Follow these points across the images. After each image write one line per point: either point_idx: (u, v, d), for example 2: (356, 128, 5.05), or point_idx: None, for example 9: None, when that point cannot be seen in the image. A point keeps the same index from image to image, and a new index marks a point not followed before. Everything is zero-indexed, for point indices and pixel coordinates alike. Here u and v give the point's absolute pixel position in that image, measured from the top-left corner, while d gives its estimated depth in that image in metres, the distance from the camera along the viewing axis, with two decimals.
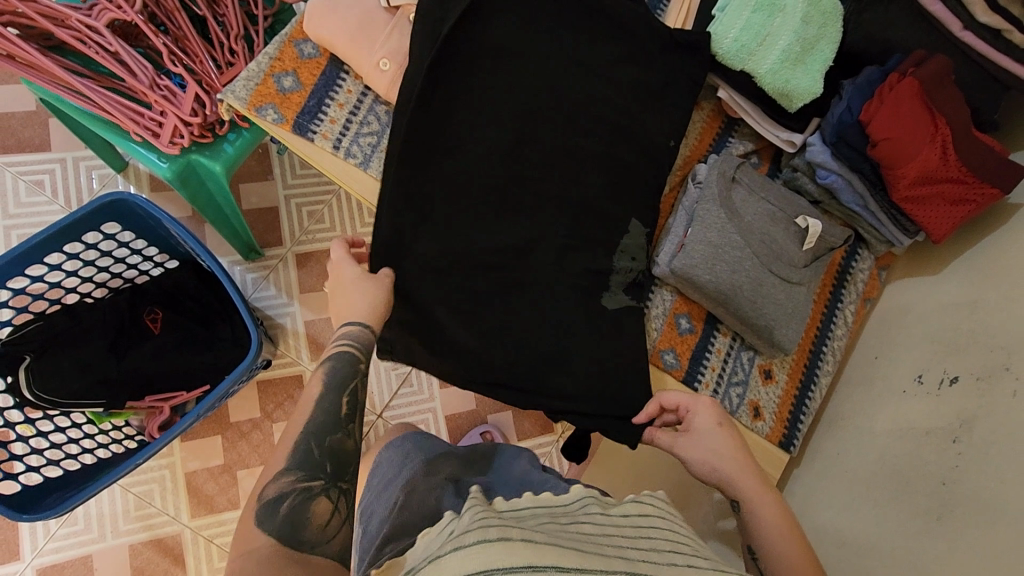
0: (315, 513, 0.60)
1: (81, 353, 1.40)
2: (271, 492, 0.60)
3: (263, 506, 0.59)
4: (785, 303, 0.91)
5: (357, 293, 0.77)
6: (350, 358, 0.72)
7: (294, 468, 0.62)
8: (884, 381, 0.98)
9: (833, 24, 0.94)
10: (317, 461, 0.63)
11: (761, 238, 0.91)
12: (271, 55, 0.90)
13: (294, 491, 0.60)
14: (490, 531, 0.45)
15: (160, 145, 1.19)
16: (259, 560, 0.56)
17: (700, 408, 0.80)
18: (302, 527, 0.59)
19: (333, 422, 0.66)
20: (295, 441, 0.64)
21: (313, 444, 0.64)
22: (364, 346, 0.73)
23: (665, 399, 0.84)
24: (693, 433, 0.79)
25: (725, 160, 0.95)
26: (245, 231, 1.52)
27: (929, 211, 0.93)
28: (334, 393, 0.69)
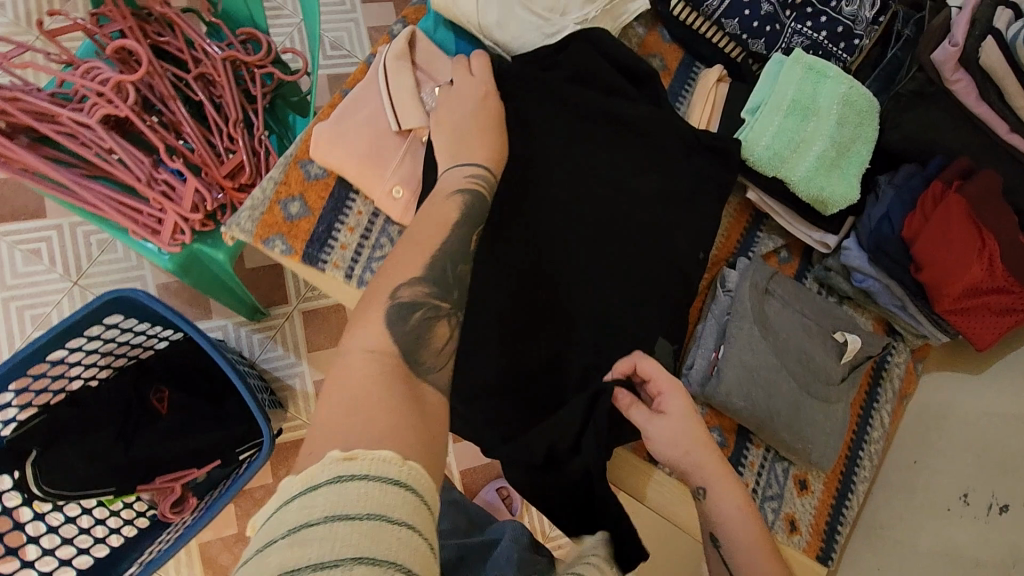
0: (435, 333, 0.61)
1: (88, 444, 1.33)
2: (408, 294, 0.61)
3: (395, 308, 0.60)
4: (823, 423, 0.87)
5: (476, 134, 0.78)
6: (473, 190, 0.74)
7: (424, 280, 0.64)
8: (925, 491, 0.94)
9: (869, 123, 0.88)
10: (448, 284, 0.66)
11: (798, 355, 0.87)
12: (275, 180, 0.85)
13: (426, 305, 0.62)
14: None
15: (162, 243, 1.15)
16: (378, 362, 0.56)
17: (673, 392, 0.75)
18: (423, 346, 0.59)
19: (461, 248, 0.69)
20: (428, 265, 0.65)
21: (448, 264, 0.66)
22: (486, 183, 0.76)
23: (641, 364, 0.75)
24: (668, 416, 0.74)
25: (757, 269, 0.90)
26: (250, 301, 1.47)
27: (973, 323, 0.88)
28: (448, 258, 0.67)
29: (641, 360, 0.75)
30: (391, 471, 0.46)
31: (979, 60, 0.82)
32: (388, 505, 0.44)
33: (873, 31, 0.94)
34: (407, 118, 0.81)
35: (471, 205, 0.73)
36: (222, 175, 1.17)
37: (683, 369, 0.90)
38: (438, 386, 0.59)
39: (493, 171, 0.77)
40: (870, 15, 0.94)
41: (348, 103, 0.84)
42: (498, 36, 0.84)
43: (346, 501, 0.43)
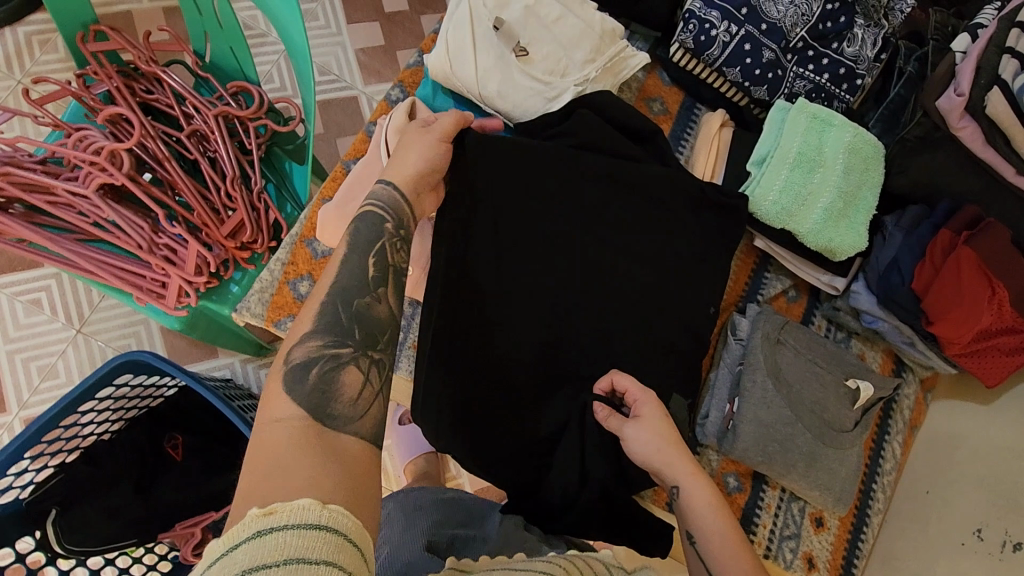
0: (344, 384, 0.56)
1: (106, 500, 1.32)
2: (301, 354, 0.56)
3: (292, 368, 0.55)
4: (839, 470, 0.88)
5: (407, 150, 0.73)
6: (383, 213, 0.68)
7: (323, 331, 0.58)
8: (940, 524, 0.96)
9: (875, 168, 0.89)
10: (347, 327, 0.60)
11: (812, 406, 0.88)
12: (284, 260, 0.85)
13: (323, 356, 0.57)
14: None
15: (167, 307, 1.14)
16: (288, 428, 0.52)
17: (647, 399, 0.77)
18: (332, 393, 0.55)
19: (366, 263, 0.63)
20: (322, 313, 0.59)
21: (341, 305, 0.60)
22: (402, 201, 0.69)
23: (617, 379, 0.80)
24: (641, 420, 0.76)
25: (769, 319, 0.91)
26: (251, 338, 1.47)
27: (984, 364, 0.89)
28: (356, 294, 0.62)
29: (617, 375, 0.80)
30: (311, 516, 0.43)
31: (985, 109, 0.80)
32: (307, 548, 0.42)
33: (874, 69, 0.93)
34: None
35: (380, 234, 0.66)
36: (222, 234, 1.15)
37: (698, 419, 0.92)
38: (354, 436, 0.54)
39: (411, 189, 0.70)
40: (872, 54, 0.92)
41: (353, 181, 0.83)
42: (499, 102, 0.88)
43: (266, 551, 0.41)
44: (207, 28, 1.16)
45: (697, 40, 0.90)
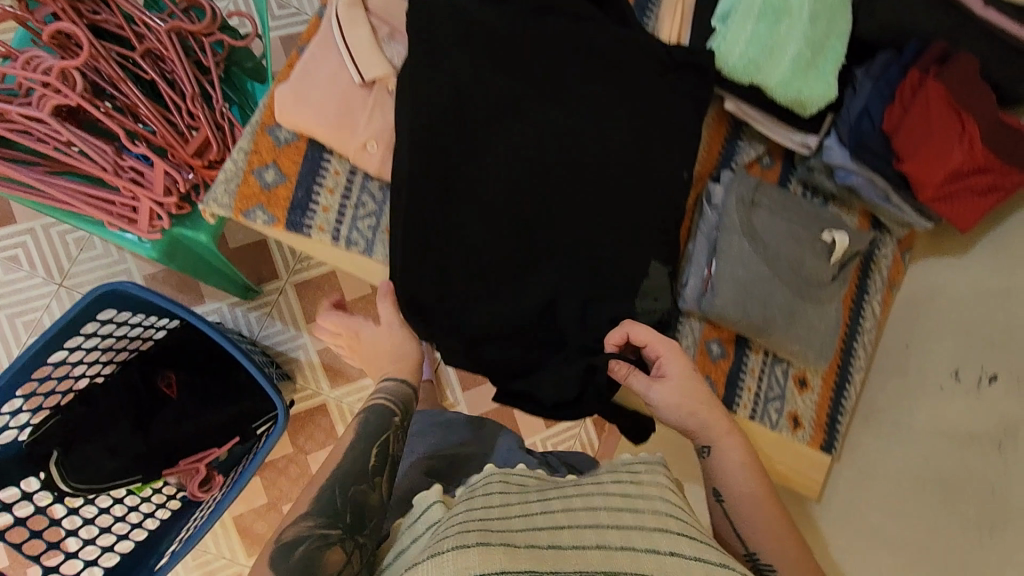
0: (327, 564, 0.63)
1: (108, 437, 1.39)
2: (289, 535, 0.64)
3: (281, 547, 0.64)
4: (819, 323, 0.89)
5: (383, 354, 0.86)
6: (384, 411, 0.79)
7: (313, 514, 0.67)
8: (919, 373, 0.98)
9: (842, 16, 0.87)
10: (337, 509, 0.68)
11: (789, 261, 0.88)
12: (246, 149, 0.83)
13: (313, 536, 0.64)
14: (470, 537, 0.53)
15: (141, 231, 1.12)
16: None
17: (670, 355, 0.82)
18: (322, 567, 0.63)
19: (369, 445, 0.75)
20: (318, 496, 0.69)
21: (336, 491, 0.69)
22: (396, 395, 0.81)
23: (631, 332, 0.83)
24: (667, 380, 0.81)
25: (741, 181, 0.90)
26: (239, 279, 1.47)
27: (957, 207, 0.88)
28: (340, 482, 0.70)
29: (633, 327, 0.84)
30: None
31: None
32: None
33: None
34: (369, 68, 0.81)
35: (383, 427, 0.77)
36: (189, 153, 1.13)
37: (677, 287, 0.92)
38: None
39: (407, 384, 0.83)
40: None
41: (309, 59, 0.83)
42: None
43: None
44: None
45: None
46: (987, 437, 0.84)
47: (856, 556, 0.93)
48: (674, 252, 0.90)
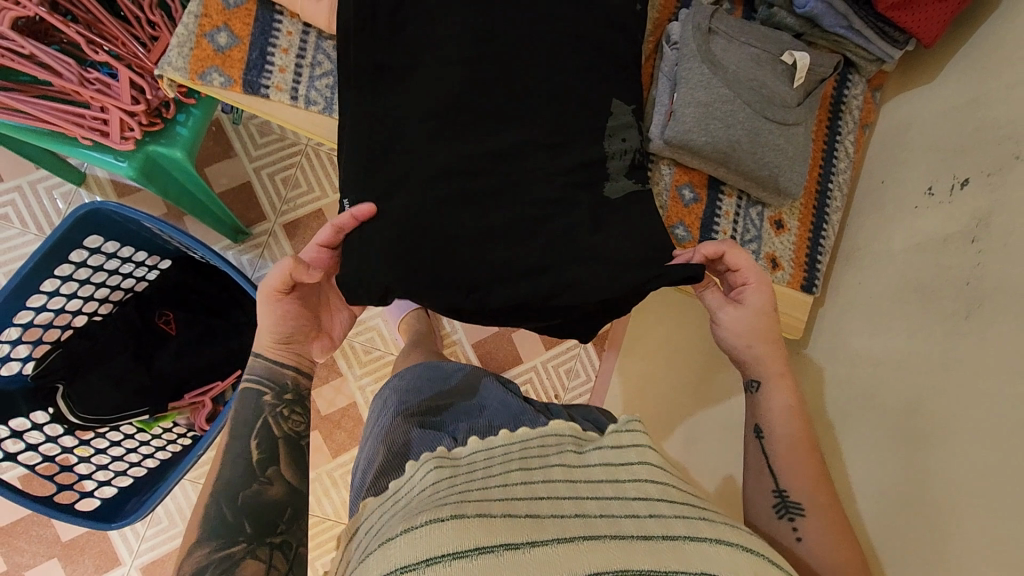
0: (264, 485, 0.69)
1: (109, 369, 1.41)
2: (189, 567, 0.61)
3: None
4: (785, 146, 0.90)
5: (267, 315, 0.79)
6: (254, 395, 0.76)
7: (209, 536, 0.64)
8: (895, 201, 0.98)
9: None
10: (235, 524, 0.65)
11: (751, 85, 0.88)
12: (196, 13, 0.83)
13: (213, 562, 0.61)
14: (445, 517, 0.49)
15: (113, 142, 1.12)
16: None
17: (758, 286, 0.82)
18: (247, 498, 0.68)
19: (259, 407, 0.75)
20: (206, 519, 0.65)
21: (224, 504, 0.66)
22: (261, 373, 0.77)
23: (730, 254, 0.81)
24: (745, 307, 0.81)
25: (698, 11, 0.89)
26: (224, 213, 1.50)
27: (917, 15, 0.88)
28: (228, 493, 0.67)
29: (733, 250, 0.81)
30: None
31: None
32: None
33: None
34: None
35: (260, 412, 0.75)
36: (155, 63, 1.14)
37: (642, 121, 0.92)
38: None
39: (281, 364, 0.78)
40: None
41: None
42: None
43: None
44: None
45: None
46: (961, 236, 0.83)
47: (848, 385, 0.93)
48: (635, 93, 0.90)
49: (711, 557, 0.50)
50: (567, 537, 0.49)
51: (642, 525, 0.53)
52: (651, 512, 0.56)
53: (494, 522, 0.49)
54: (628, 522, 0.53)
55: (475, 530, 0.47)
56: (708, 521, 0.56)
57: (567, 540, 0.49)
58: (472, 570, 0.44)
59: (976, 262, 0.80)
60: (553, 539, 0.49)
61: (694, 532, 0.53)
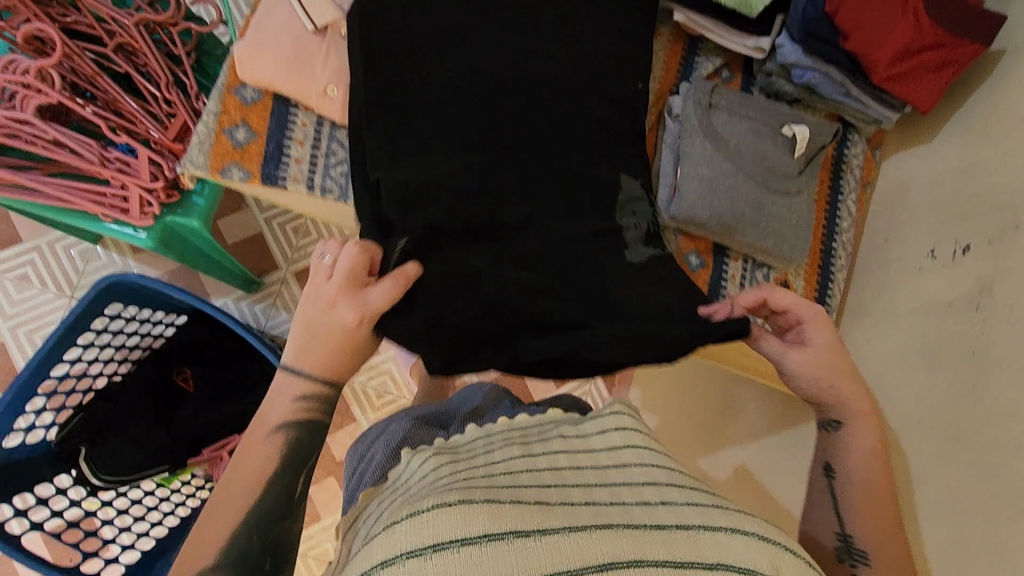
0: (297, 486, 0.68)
1: (129, 431, 1.44)
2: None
3: None
4: (787, 216, 0.92)
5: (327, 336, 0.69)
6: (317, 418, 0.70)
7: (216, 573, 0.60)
8: (899, 260, 1.00)
9: None
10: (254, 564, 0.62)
11: (753, 158, 0.90)
12: (215, 111, 0.86)
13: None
14: (452, 500, 0.46)
15: (133, 219, 1.16)
16: None
17: (815, 323, 0.74)
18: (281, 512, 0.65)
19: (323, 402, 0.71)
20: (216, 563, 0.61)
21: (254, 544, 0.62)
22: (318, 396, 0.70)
23: (775, 298, 0.74)
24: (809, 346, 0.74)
25: (698, 87, 0.92)
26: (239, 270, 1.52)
27: (912, 85, 0.90)
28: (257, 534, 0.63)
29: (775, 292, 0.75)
30: None
31: None
32: None
33: None
34: (319, 14, 0.84)
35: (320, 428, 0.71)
36: (171, 140, 1.18)
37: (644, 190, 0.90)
38: None
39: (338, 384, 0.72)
40: None
41: (263, 18, 0.86)
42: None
43: None
44: None
45: None
46: (965, 303, 0.85)
47: None
48: (639, 167, 0.91)
49: (727, 546, 0.45)
50: (578, 526, 0.45)
51: (656, 511, 0.48)
52: (663, 500, 0.51)
53: (502, 505, 0.46)
54: (639, 509, 0.49)
55: (482, 510, 0.44)
56: (725, 508, 0.50)
57: (575, 528, 0.44)
58: (471, 561, 0.41)
59: (980, 330, 0.81)
60: (563, 527, 0.44)
61: (708, 518, 0.47)
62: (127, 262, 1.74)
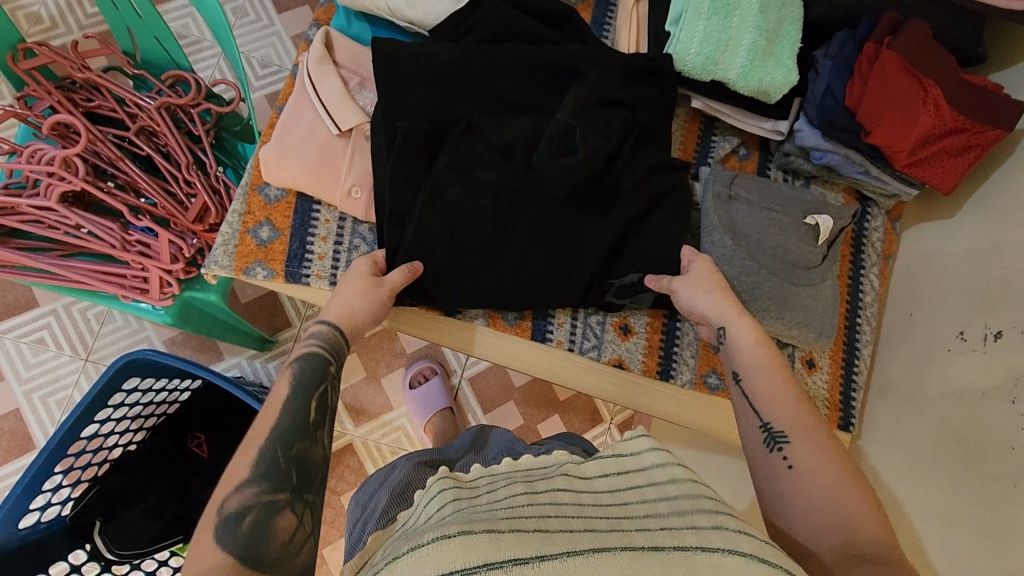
0: (278, 528, 0.58)
1: (145, 503, 1.43)
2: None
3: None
4: (813, 306, 0.90)
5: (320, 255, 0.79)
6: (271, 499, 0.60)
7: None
8: (926, 338, 0.98)
9: (791, 3, 0.89)
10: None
11: (773, 250, 0.89)
12: (240, 211, 0.87)
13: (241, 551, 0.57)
14: (452, 535, 0.55)
15: (153, 300, 1.16)
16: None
17: None
18: (261, 546, 0.57)
19: (298, 433, 0.67)
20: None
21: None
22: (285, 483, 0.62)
23: None
24: None
25: (718, 177, 0.93)
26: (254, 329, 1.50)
27: (934, 169, 0.90)
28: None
29: None
30: None
31: None
32: None
33: None
34: (344, 118, 0.85)
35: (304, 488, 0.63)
36: (190, 220, 1.18)
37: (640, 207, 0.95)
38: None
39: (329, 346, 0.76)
40: None
41: (288, 119, 0.87)
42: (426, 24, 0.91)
43: None
44: (128, 22, 1.16)
45: None
46: (995, 393, 0.83)
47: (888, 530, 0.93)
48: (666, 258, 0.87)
49: (721, 566, 0.54)
50: (576, 551, 0.54)
51: (652, 535, 0.58)
52: (661, 525, 0.60)
53: (500, 536, 0.55)
54: (635, 534, 0.59)
55: (482, 546, 0.53)
56: (724, 530, 0.59)
57: (575, 553, 0.53)
58: None
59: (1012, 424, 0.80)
60: (562, 552, 0.53)
61: (706, 541, 0.56)
62: (142, 324, 1.75)
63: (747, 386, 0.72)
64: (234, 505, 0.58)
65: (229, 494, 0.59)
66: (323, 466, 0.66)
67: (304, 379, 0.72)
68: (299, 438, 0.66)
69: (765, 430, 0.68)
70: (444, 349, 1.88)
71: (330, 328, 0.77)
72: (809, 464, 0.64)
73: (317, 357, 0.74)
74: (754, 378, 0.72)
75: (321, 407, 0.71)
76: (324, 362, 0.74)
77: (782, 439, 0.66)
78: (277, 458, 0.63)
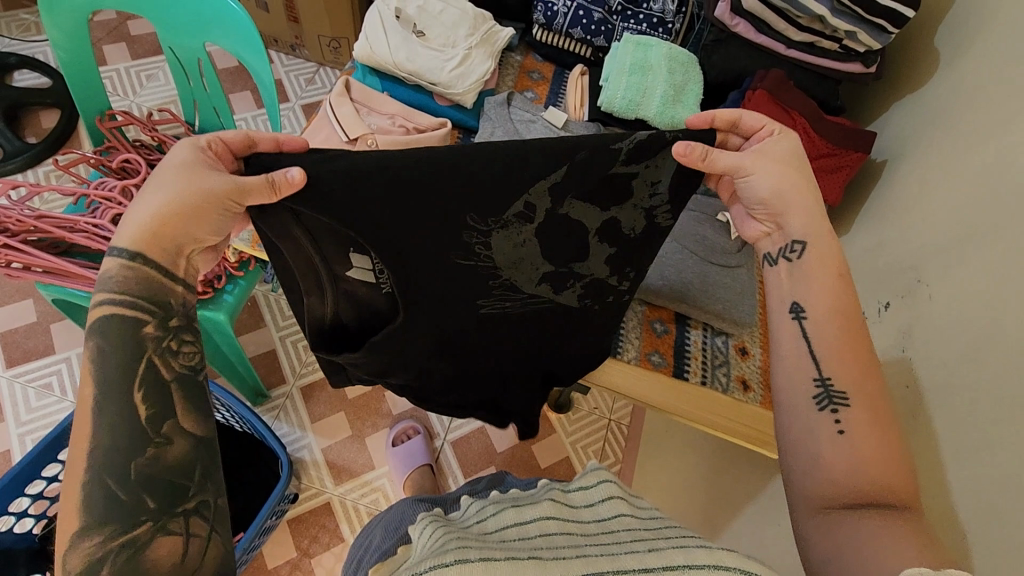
0: (160, 555, 0.59)
1: None
2: (74, 565, 0.55)
3: None
4: (730, 284, 1.12)
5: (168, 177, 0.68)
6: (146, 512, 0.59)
7: None
8: None
9: (692, 70, 1.20)
10: None
11: (695, 237, 1.13)
12: None
13: (114, 551, 0.57)
14: (451, 563, 0.51)
15: None
16: None
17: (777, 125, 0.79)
18: (144, 574, 0.57)
19: (137, 442, 0.61)
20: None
21: None
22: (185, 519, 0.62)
23: (746, 115, 0.78)
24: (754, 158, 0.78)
25: None
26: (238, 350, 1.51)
27: (819, 182, 1.13)
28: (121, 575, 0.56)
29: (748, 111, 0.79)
30: None
31: (743, 7, 1.13)
32: None
33: (679, 16, 1.28)
34: (352, 129, 1.08)
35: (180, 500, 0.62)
36: None
37: (559, 126, 1.17)
38: None
39: (138, 304, 0.66)
40: (673, 6, 1.28)
41: (309, 136, 1.12)
42: (427, 75, 1.15)
43: None
44: (196, 96, 1.47)
45: (546, 15, 1.27)
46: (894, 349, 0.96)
47: None
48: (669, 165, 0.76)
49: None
50: None
51: (641, 558, 0.52)
52: (650, 547, 0.55)
53: (497, 563, 0.50)
54: (628, 556, 0.53)
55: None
56: (709, 549, 0.54)
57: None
58: None
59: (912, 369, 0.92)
60: None
61: (691, 559, 0.51)
62: None
63: (812, 326, 0.75)
64: (84, 557, 0.56)
65: (78, 536, 0.57)
66: (193, 461, 0.65)
67: (113, 360, 0.63)
68: (143, 447, 0.61)
69: (820, 384, 0.72)
70: (429, 412, 1.94)
71: (120, 259, 0.66)
72: (861, 432, 0.68)
73: (123, 323, 0.65)
74: (822, 323, 0.74)
75: (160, 391, 0.65)
76: (136, 326, 0.65)
77: (840, 400, 0.70)
78: (116, 487, 0.59)
